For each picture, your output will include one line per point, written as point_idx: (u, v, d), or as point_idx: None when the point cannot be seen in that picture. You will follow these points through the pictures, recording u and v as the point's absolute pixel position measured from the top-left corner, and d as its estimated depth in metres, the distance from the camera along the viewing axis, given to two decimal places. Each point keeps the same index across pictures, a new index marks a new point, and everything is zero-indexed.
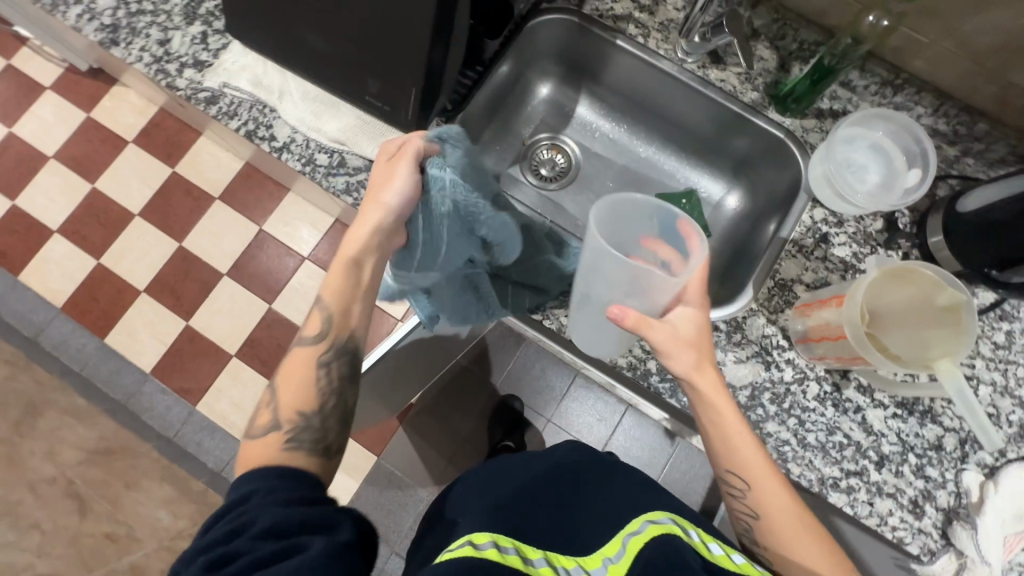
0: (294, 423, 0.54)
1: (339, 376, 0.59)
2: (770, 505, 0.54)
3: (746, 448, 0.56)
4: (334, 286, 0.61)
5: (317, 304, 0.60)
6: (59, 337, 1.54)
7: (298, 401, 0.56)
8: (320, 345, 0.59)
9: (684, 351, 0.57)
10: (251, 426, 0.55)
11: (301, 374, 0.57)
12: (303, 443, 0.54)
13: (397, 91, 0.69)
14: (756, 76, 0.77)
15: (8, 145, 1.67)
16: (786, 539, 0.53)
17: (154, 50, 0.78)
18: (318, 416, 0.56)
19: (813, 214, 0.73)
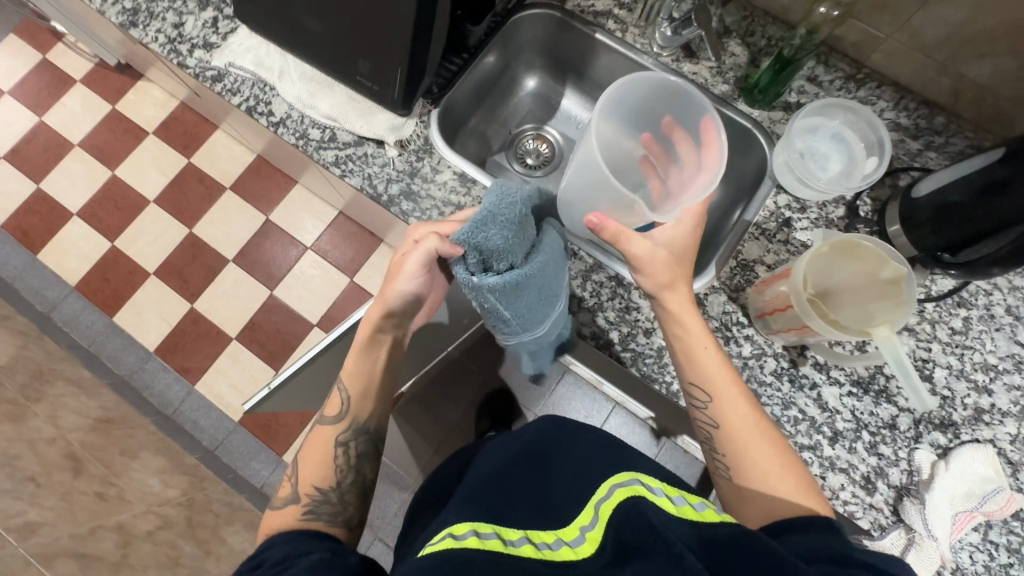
0: (312, 497, 0.65)
1: (355, 453, 0.70)
2: (728, 411, 0.61)
3: (710, 362, 0.62)
4: (353, 372, 0.71)
5: (338, 388, 0.71)
6: (71, 314, 1.63)
7: (319, 475, 0.67)
8: (339, 424, 0.70)
9: (660, 270, 0.64)
10: (277, 496, 0.67)
11: (323, 448, 0.69)
12: (319, 513, 0.65)
13: (384, 71, 0.74)
14: (727, 70, 0.81)
15: (37, 133, 1.77)
16: (741, 441, 0.60)
17: (169, 31, 0.85)
18: (335, 490, 0.67)
19: (777, 200, 0.76)
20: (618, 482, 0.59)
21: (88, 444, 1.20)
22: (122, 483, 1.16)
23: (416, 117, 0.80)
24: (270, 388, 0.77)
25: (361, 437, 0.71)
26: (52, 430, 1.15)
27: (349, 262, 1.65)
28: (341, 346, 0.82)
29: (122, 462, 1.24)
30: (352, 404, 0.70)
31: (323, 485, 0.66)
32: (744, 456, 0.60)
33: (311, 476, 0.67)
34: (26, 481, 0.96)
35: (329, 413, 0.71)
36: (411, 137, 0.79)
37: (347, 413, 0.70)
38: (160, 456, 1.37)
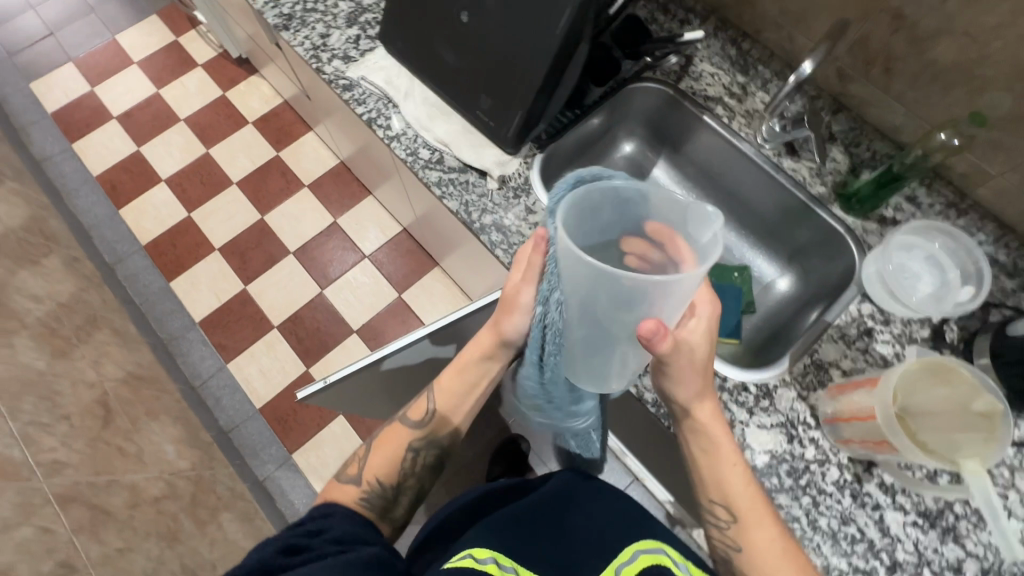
0: (373, 485, 0.64)
1: (423, 464, 0.69)
2: (752, 535, 0.58)
3: (736, 484, 0.60)
4: (444, 391, 0.71)
5: (428, 396, 0.70)
6: (132, 271, 1.71)
7: (385, 470, 0.66)
8: (419, 430, 0.69)
9: (691, 380, 0.59)
10: (343, 472, 0.66)
11: (394, 447, 0.68)
12: (371, 503, 0.63)
13: (505, 110, 0.79)
14: (827, 173, 0.83)
15: (151, 102, 1.93)
16: (763, 567, 0.57)
17: (315, 40, 0.93)
18: (393, 489, 0.65)
19: (861, 307, 0.76)
20: (643, 548, 0.55)
21: (121, 398, 1.23)
22: (142, 442, 1.17)
23: (521, 157, 0.84)
24: (327, 382, 0.81)
25: (432, 449, 0.69)
26: (93, 374, 1.21)
27: (401, 278, 1.68)
28: (363, 375, 0.85)
29: (145, 422, 1.25)
30: (438, 416, 0.69)
31: (386, 480, 0.65)
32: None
33: (378, 468, 0.66)
34: (61, 420, 1.00)
35: (412, 416, 0.70)
36: (513, 174, 0.83)
37: (429, 422, 0.69)
38: (179, 425, 1.38)
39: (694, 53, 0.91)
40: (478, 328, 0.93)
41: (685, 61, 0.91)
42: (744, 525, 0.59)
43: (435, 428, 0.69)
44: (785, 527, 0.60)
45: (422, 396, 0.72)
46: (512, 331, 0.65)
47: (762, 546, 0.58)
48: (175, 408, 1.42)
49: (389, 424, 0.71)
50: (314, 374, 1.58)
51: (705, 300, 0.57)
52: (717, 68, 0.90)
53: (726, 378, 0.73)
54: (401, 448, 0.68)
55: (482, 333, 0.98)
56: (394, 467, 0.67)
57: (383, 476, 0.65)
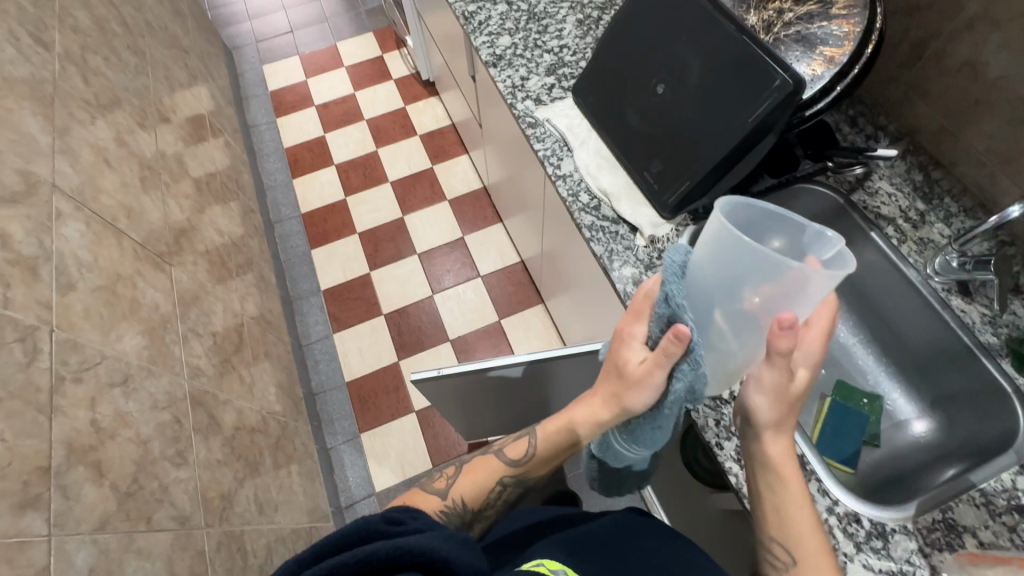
0: (456, 505, 0.68)
1: (504, 497, 0.73)
2: None
3: (801, 524, 0.57)
4: (548, 435, 0.70)
5: (529, 440, 0.71)
6: (286, 232, 1.96)
7: (471, 494, 0.69)
8: (511, 469, 0.71)
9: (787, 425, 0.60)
10: (430, 482, 0.70)
11: (484, 475, 0.71)
12: (450, 520, 0.67)
13: (672, 178, 0.84)
14: (1001, 324, 0.77)
15: (346, 100, 2.25)
16: None
17: (515, 80, 1.06)
18: (472, 513, 0.69)
19: (1015, 479, 0.68)
20: None
21: (250, 334, 1.39)
22: (254, 377, 1.31)
23: (674, 224, 0.87)
24: (439, 371, 0.88)
25: (516, 488, 0.72)
26: (236, 306, 1.41)
27: (505, 305, 1.76)
28: (465, 378, 0.92)
29: (260, 361, 1.40)
30: (534, 460, 0.70)
31: (470, 505, 0.69)
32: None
33: (465, 490, 0.69)
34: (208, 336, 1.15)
35: (509, 454, 0.72)
36: (662, 238, 0.86)
37: (525, 465, 0.71)
38: (282, 373, 1.53)
39: (875, 169, 0.90)
40: (580, 371, 0.96)
41: (863, 175, 0.90)
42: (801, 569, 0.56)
43: (527, 471, 0.71)
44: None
45: (524, 436, 0.73)
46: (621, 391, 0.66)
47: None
48: (284, 357, 1.58)
49: (484, 454, 0.74)
50: (403, 367, 1.68)
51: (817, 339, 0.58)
52: (896, 189, 0.88)
53: (836, 501, 0.68)
54: (492, 478, 0.71)
55: (584, 376, 0.99)
56: (480, 494, 0.70)
57: (468, 498, 0.69)
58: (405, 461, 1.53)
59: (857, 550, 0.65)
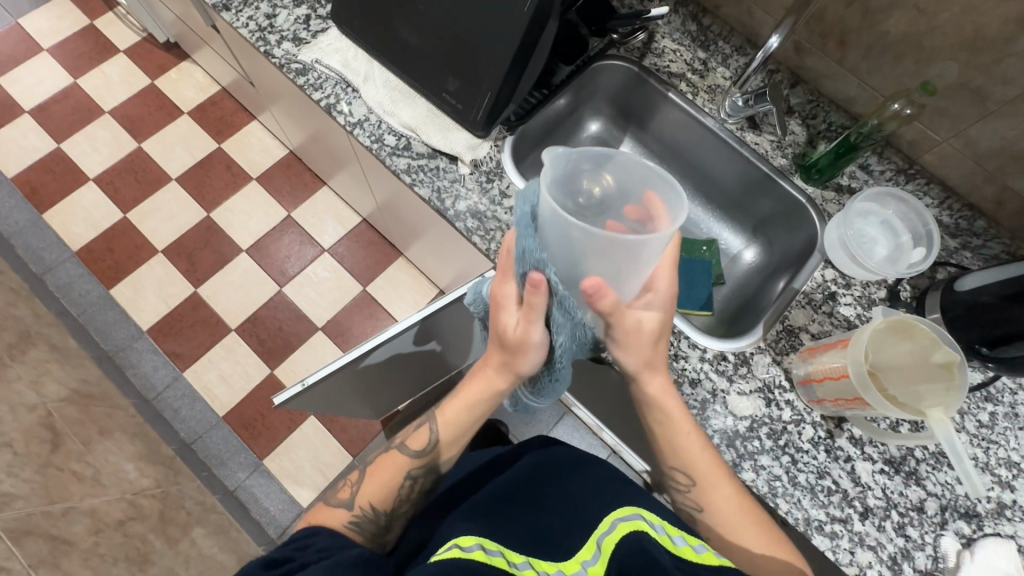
0: (364, 511, 0.61)
1: (419, 489, 0.66)
2: (712, 497, 0.61)
3: (695, 452, 0.63)
4: (449, 417, 0.66)
5: (430, 425, 0.66)
6: (65, 280, 1.56)
7: (379, 497, 0.63)
8: (417, 460, 0.65)
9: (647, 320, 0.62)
10: (332, 496, 0.63)
11: (390, 474, 0.65)
12: (361, 528, 0.61)
13: (472, 92, 0.77)
14: (786, 146, 0.86)
15: (68, 94, 1.75)
16: (727, 524, 0.60)
17: (260, 20, 0.87)
18: (386, 514, 0.63)
19: (825, 273, 0.80)
20: (621, 516, 0.54)
21: (68, 417, 1.11)
22: (97, 464, 1.08)
23: (492, 140, 0.82)
24: (304, 384, 0.78)
25: (430, 476, 0.66)
26: (34, 396, 1.07)
27: (364, 270, 1.63)
28: (337, 377, 0.82)
29: (99, 441, 1.14)
30: (441, 446, 0.65)
31: (381, 508, 0.62)
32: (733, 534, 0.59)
33: (371, 493, 0.63)
34: (3, 448, 0.89)
35: (413, 445, 0.66)
36: (485, 159, 0.81)
37: (431, 452, 0.65)
38: (137, 441, 1.28)
39: (655, 29, 0.91)
40: (454, 322, 0.91)
41: (647, 38, 0.91)
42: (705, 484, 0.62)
43: (435, 460, 0.65)
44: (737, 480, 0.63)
45: (424, 423, 0.67)
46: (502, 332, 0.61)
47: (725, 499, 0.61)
48: (131, 423, 1.33)
49: (385, 452, 0.67)
50: (280, 376, 1.52)
51: (663, 277, 0.61)
52: (679, 45, 0.91)
53: (705, 348, 0.75)
54: (399, 474, 0.64)
55: (461, 324, 0.95)
56: (391, 494, 0.63)
57: (377, 503, 0.62)
58: (321, 465, 1.44)
59: (734, 383, 0.73)
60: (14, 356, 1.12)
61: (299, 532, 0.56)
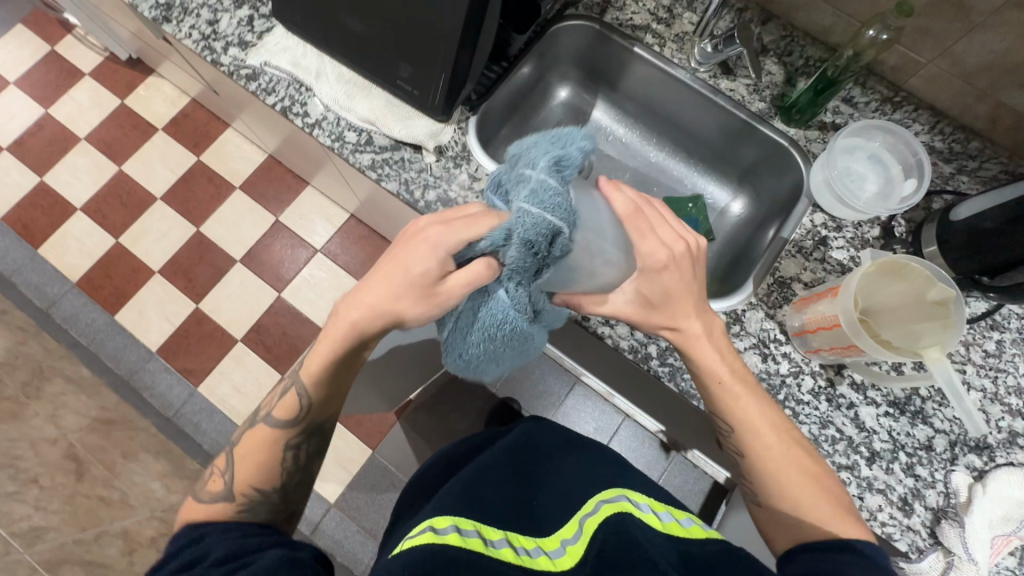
0: (250, 496, 0.60)
1: (306, 455, 0.64)
2: (755, 443, 0.58)
3: (742, 399, 0.59)
4: (314, 377, 0.61)
5: (295, 391, 0.62)
6: (70, 311, 1.58)
7: (259, 476, 0.61)
8: (291, 427, 0.62)
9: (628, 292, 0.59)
10: (208, 489, 0.60)
11: (266, 449, 0.62)
12: (256, 513, 0.59)
13: (426, 76, 0.74)
14: (764, 88, 0.82)
15: (43, 125, 1.74)
16: (772, 472, 0.57)
17: (203, 29, 0.84)
18: (278, 492, 0.61)
19: (813, 218, 0.77)
20: (605, 499, 0.55)
21: (91, 445, 1.14)
22: (124, 487, 1.11)
23: (454, 123, 0.79)
24: None
25: (313, 439, 0.64)
26: (54, 430, 1.08)
27: (360, 266, 1.62)
28: None
29: (123, 465, 1.17)
30: (313, 407, 0.62)
31: (267, 487, 0.61)
32: (774, 484, 0.57)
33: (250, 477, 0.60)
34: (30, 484, 0.91)
35: (280, 414, 0.62)
36: (449, 143, 0.78)
37: (304, 418, 0.62)
38: (161, 459, 1.32)
39: None
40: None
41: None
42: (753, 436, 0.58)
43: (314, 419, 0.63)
44: (789, 430, 0.59)
45: (288, 387, 0.63)
46: (408, 265, 0.53)
47: (771, 448, 0.57)
48: (153, 442, 1.37)
49: (255, 424, 0.63)
50: None
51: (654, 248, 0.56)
52: None
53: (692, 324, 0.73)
54: (277, 443, 0.62)
55: None
56: (271, 468, 0.62)
57: (262, 484, 0.61)
58: None
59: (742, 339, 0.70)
60: (29, 393, 1.13)
61: (180, 540, 0.55)
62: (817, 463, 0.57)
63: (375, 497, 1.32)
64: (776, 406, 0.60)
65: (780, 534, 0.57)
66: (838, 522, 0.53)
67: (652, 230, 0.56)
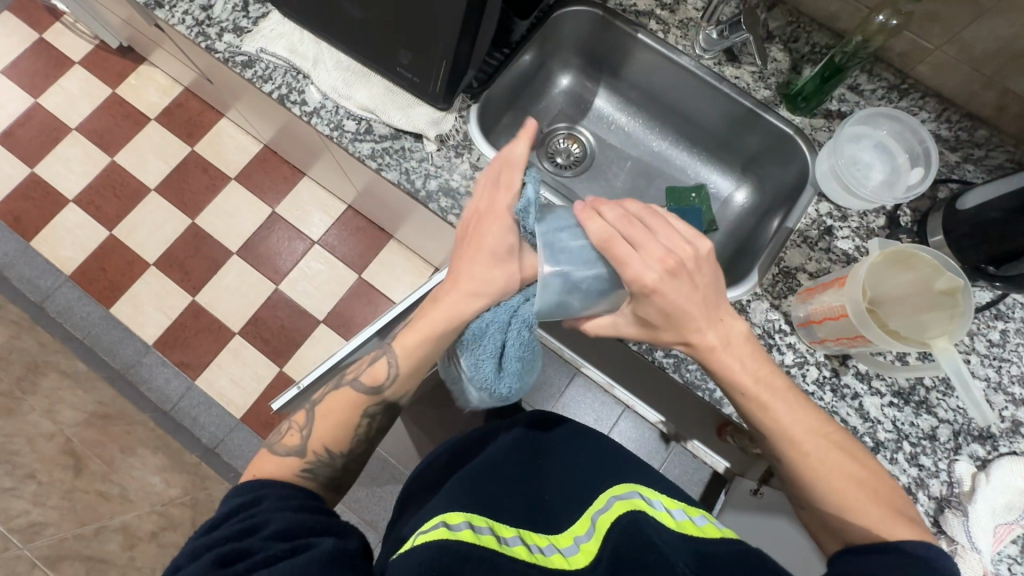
0: (319, 455, 0.60)
1: (375, 427, 0.65)
2: (791, 453, 0.57)
3: (774, 408, 0.57)
4: (408, 349, 0.63)
5: (388, 362, 0.63)
6: (64, 305, 1.56)
7: (333, 438, 0.61)
8: (374, 396, 0.63)
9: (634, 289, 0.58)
10: (280, 442, 0.60)
11: (348, 412, 0.63)
12: (317, 474, 0.60)
13: (426, 63, 0.72)
14: (769, 76, 0.81)
15: (32, 115, 1.70)
16: (812, 481, 0.56)
17: (197, 14, 0.82)
18: (343, 457, 0.61)
19: (819, 208, 0.76)
20: (617, 494, 0.56)
21: (88, 440, 1.12)
22: (123, 481, 1.10)
23: (456, 112, 0.78)
24: (299, 388, 0.78)
25: (388, 412, 0.65)
26: (51, 424, 1.07)
27: (358, 258, 1.61)
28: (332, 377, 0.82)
29: (122, 459, 1.17)
30: (399, 381, 0.63)
31: (337, 451, 0.61)
32: (816, 491, 0.56)
33: (326, 436, 0.61)
34: (28, 479, 0.90)
35: (368, 381, 0.63)
36: (451, 132, 0.77)
37: (387, 390, 0.63)
38: (160, 453, 1.31)
39: None
40: None
41: None
42: (795, 447, 0.57)
43: (393, 395, 0.64)
44: (832, 436, 0.57)
45: (380, 356, 0.64)
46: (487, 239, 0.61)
47: (819, 458, 0.56)
48: (151, 436, 1.36)
49: (335, 389, 0.65)
50: (290, 372, 1.54)
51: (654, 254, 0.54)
52: None
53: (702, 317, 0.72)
54: (354, 410, 0.63)
55: None
56: (341, 437, 0.62)
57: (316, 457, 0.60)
58: None
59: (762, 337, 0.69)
60: (25, 388, 1.11)
61: (239, 499, 0.52)
62: (866, 469, 0.56)
63: (376, 489, 1.32)
64: (813, 413, 0.58)
65: (831, 538, 0.56)
66: (892, 528, 0.52)
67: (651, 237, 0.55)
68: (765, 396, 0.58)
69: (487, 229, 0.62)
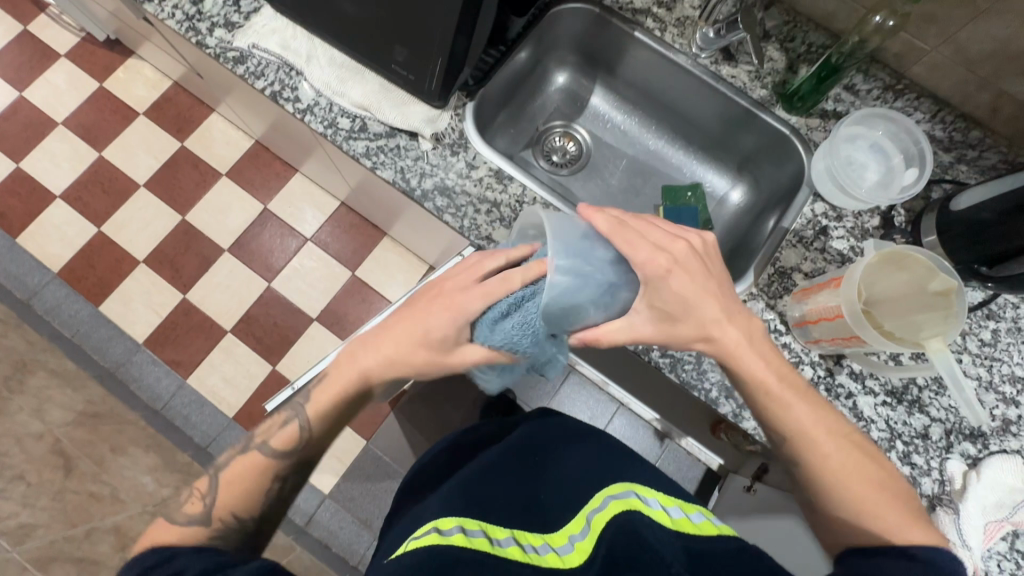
0: (227, 522, 0.58)
1: (289, 487, 0.63)
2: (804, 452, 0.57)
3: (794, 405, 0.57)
4: (320, 409, 0.62)
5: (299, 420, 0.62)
6: (51, 303, 1.54)
7: (242, 504, 0.59)
8: (284, 457, 0.62)
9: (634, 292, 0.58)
10: (182, 512, 0.58)
11: (257, 478, 0.61)
12: (226, 541, 0.57)
13: (422, 61, 0.71)
14: (765, 75, 0.81)
15: (17, 109, 1.67)
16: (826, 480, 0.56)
17: (187, 8, 0.81)
18: (254, 520, 0.60)
19: (814, 208, 0.76)
20: (613, 494, 0.55)
21: (77, 440, 1.11)
22: (114, 482, 1.09)
23: (451, 110, 0.77)
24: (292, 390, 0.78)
25: (300, 473, 0.63)
26: (39, 424, 1.05)
27: (351, 255, 1.60)
28: None
29: (112, 459, 1.15)
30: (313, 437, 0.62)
31: (247, 515, 0.59)
32: (827, 490, 0.56)
33: (232, 503, 0.59)
34: (15, 481, 0.88)
35: (279, 442, 0.62)
36: (446, 130, 0.77)
37: (301, 448, 0.62)
38: (150, 453, 1.30)
39: None
40: None
41: None
42: (810, 444, 0.57)
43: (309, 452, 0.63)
44: (845, 435, 0.57)
45: (291, 414, 0.63)
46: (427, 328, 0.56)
47: (832, 456, 0.56)
48: (142, 436, 1.34)
49: (241, 453, 0.62)
50: (283, 370, 1.52)
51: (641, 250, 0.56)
52: None
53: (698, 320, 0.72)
54: (264, 472, 0.61)
55: None
56: (253, 496, 0.60)
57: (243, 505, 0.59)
58: None
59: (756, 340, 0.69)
60: (12, 388, 1.09)
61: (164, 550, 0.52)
62: (879, 467, 0.56)
63: (371, 487, 1.31)
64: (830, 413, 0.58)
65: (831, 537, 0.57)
66: (905, 528, 0.52)
67: (640, 238, 0.56)
68: (761, 397, 0.58)
69: (429, 316, 0.57)
